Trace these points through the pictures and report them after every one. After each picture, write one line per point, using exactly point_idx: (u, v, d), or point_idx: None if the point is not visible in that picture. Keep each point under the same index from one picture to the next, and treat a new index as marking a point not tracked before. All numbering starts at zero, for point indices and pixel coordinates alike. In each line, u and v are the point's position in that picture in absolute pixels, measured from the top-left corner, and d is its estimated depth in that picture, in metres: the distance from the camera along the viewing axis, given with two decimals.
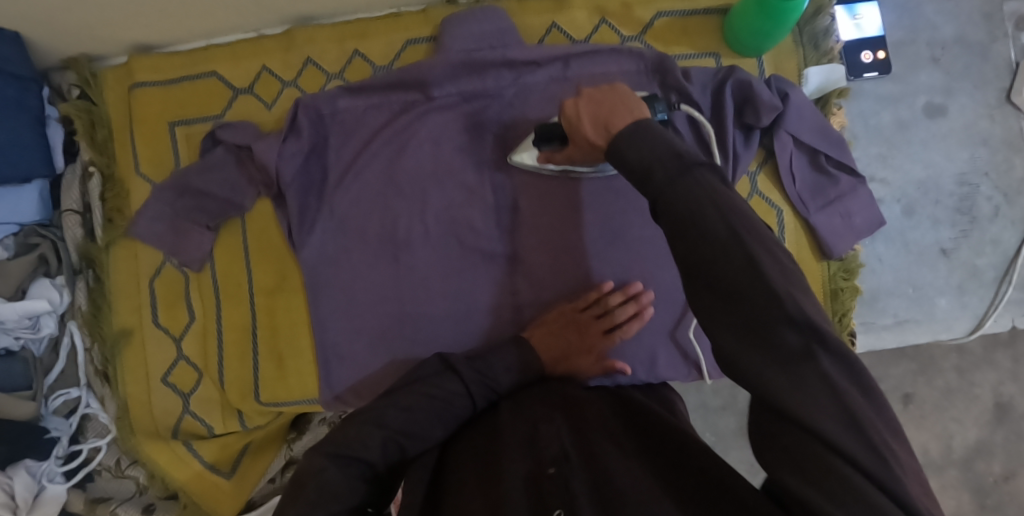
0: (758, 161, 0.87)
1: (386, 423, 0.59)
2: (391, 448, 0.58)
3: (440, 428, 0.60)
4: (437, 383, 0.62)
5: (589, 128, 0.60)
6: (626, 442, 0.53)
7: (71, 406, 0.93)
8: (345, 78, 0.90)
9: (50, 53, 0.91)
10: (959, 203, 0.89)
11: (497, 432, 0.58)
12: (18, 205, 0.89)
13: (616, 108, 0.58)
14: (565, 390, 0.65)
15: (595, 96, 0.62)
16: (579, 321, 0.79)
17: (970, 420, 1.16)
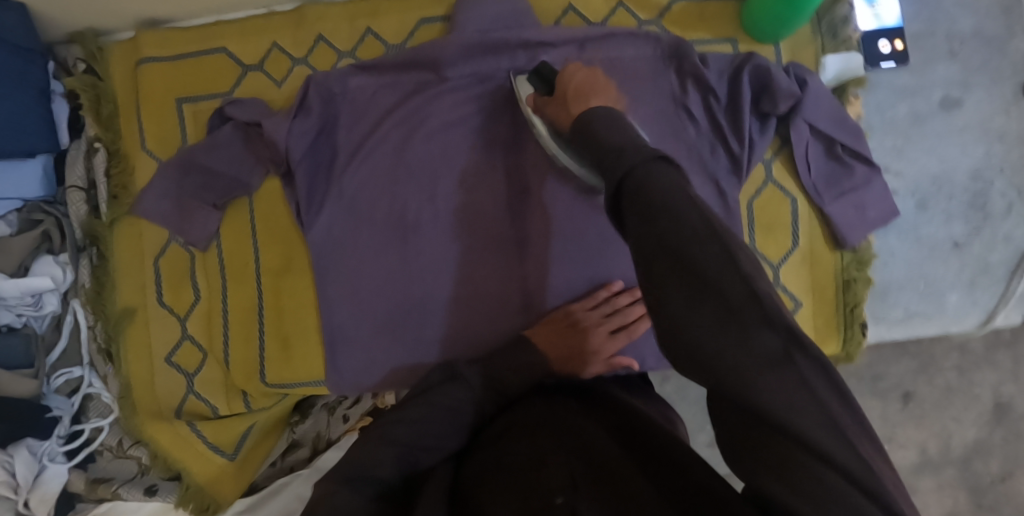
0: (773, 149, 0.87)
1: (395, 439, 0.58)
2: (402, 463, 0.56)
3: (451, 438, 0.61)
4: (441, 394, 0.63)
5: (572, 92, 0.74)
6: (623, 449, 0.51)
7: (73, 385, 0.92)
8: (357, 56, 0.88)
9: (56, 26, 0.89)
10: (972, 199, 0.89)
11: (496, 457, 0.55)
12: (21, 179, 0.88)
13: (598, 86, 0.74)
14: (565, 407, 0.62)
15: (592, 74, 0.77)
16: (588, 322, 0.79)
17: (969, 420, 1.19)
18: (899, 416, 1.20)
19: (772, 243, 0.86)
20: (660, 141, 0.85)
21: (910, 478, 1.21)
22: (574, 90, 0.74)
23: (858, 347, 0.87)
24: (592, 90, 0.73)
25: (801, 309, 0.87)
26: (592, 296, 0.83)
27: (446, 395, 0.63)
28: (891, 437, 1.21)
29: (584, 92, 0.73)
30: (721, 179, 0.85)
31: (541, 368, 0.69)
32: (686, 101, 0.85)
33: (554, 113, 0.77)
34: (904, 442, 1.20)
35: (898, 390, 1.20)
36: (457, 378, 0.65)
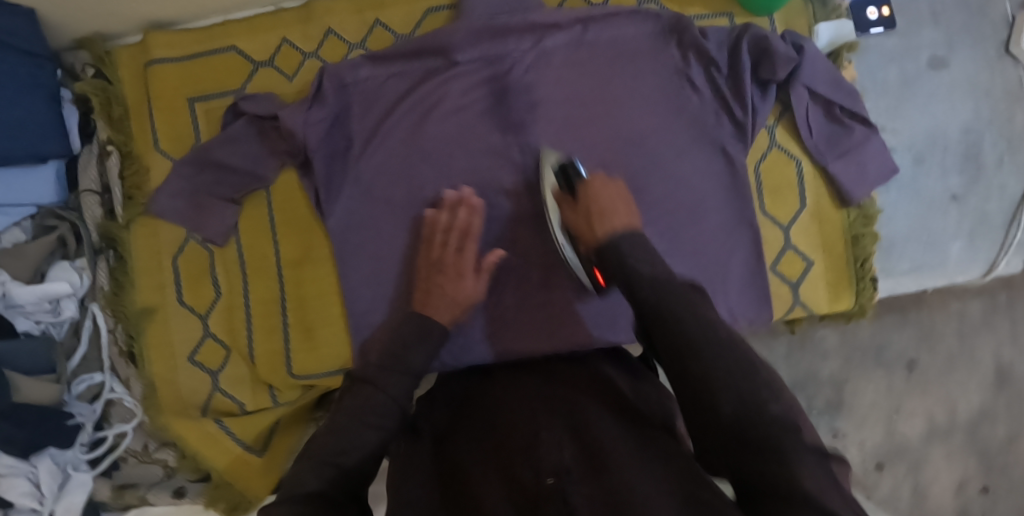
0: (775, 115, 0.90)
1: (320, 451, 0.59)
2: (327, 473, 0.57)
3: (370, 436, 0.61)
4: (361, 397, 0.63)
5: (601, 206, 0.72)
6: (572, 424, 0.59)
7: (94, 392, 0.91)
8: (367, 47, 0.90)
9: (63, 33, 0.90)
10: (965, 151, 0.92)
11: (486, 442, 0.61)
12: (35, 185, 0.88)
13: (619, 204, 0.73)
14: (529, 395, 0.68)
15: (616, 190, 0.75)
16: (440, 262, 0.82)
17: (973, 384, 1.26)
18: (903, 386, 1.27)
19: (780, 205, 0.89)
20: (665, 116, 0.88)
21: (920, 446, 1.26)
22: (596, 207, 0.72)
23: (870, 301, 0.91)
24: (612, 212, 0.71)
25: (814, 266, 0.90)
26: (428, 220, 0.84)
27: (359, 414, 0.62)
28: (899, 407, 1.26)
29: (604, 210, 0.72)
30: (724, 145, 0.88)
31: (427, 346, 0.72)
32: (688, 72, 0.88)
33: (568, 217, 0.77)
34: (911, 410, 1.26)
35: (902, 359, 1.27)
36: (377, 387, 0.64)
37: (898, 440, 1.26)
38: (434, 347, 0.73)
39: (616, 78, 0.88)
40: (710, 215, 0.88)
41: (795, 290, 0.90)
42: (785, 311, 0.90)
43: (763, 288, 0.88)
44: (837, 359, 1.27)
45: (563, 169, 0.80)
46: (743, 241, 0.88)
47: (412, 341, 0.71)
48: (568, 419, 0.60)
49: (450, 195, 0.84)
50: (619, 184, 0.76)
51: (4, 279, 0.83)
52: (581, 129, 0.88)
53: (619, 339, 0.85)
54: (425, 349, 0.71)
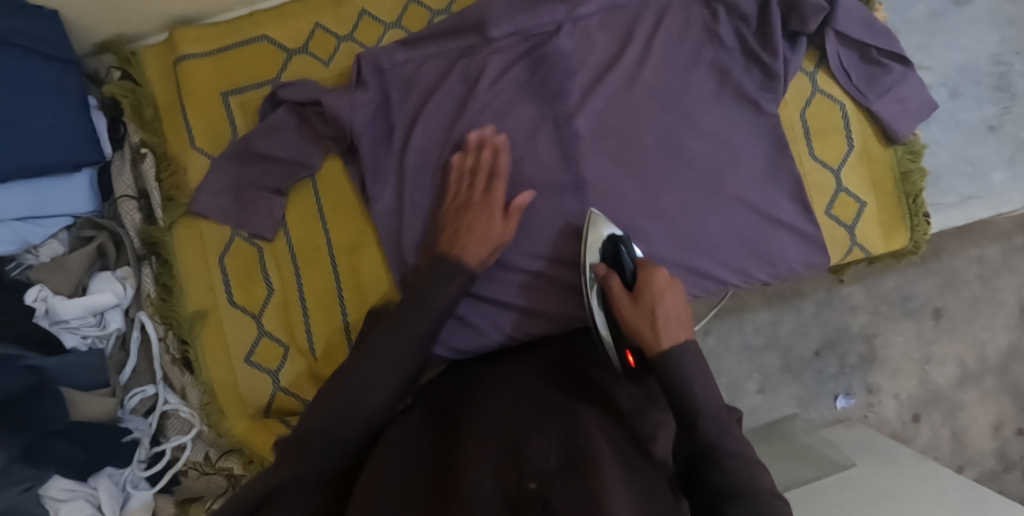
0: (812, 62, 0.90)
1: (340, 387, 0.64)
2: (348, 409, 0.62)
3: (390, 373, 0.65)
4: (385, 340, 0.66)
5: (662, 304, 0.72)
6: (559, 425, 0.60)
7: (148, 405, 0.88)
8: (404, 26, 0.89)
9: (85, 37, 0.87)
10: (997, 82, 0.94)
11: (478, 433, 0.60)
12: (70, 195, 0.84)
13: (680, 312, 0.72)
14: (528, 394, 0.68)
15: (677, 291, 0.74)
16: (470, 201, 0.80)
17: (1000, 326, 1.28)
18: (932, 333, 1.27)
19: (828, 148, 0.90)
20: (699, 73, 0.87)
21: (954, 393, 1.28)
22: (666, 313, 0.71)
23: (924, 235, 0.91)
24: (677, 322, 0.71)
25: (867, 206, 0.90)
26: (454, 166, 0.83)
27: (380, 360, 0.65)
28: (930, 356, 1.27)
29: (670, 316, 0.71)
30: (750, 97, 0.87)
31: (459, 284, 0.73)
32: (713, 28, 0.87)
33: (621, 305, 0.74)
34: (942, 358, 1.28)
35: (928, 307, 1.27)
36: (408, 337, 0.67)
37: (932, 389, 1.28)
38: (461, 294, 0.73)
39: (651, 39, 0.87)
40: (748, 165, 0.88)
41: (851, 232, 0.90)
42: (843, 254, 0.90)
43: (816, 235, 0.88)
44: (865, 313, 1.27)
45: (616, 252, 0.80)
46: (784, 192, 0.88)
47: (439, 281, 0.72)
48: (559, 421, 0.61)
49: (473, 137, 0.82)
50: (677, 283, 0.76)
51: (47, 295, 0.81)
52: (621, 90, 0.87)
53: None
54: (446, 291, 0.71)
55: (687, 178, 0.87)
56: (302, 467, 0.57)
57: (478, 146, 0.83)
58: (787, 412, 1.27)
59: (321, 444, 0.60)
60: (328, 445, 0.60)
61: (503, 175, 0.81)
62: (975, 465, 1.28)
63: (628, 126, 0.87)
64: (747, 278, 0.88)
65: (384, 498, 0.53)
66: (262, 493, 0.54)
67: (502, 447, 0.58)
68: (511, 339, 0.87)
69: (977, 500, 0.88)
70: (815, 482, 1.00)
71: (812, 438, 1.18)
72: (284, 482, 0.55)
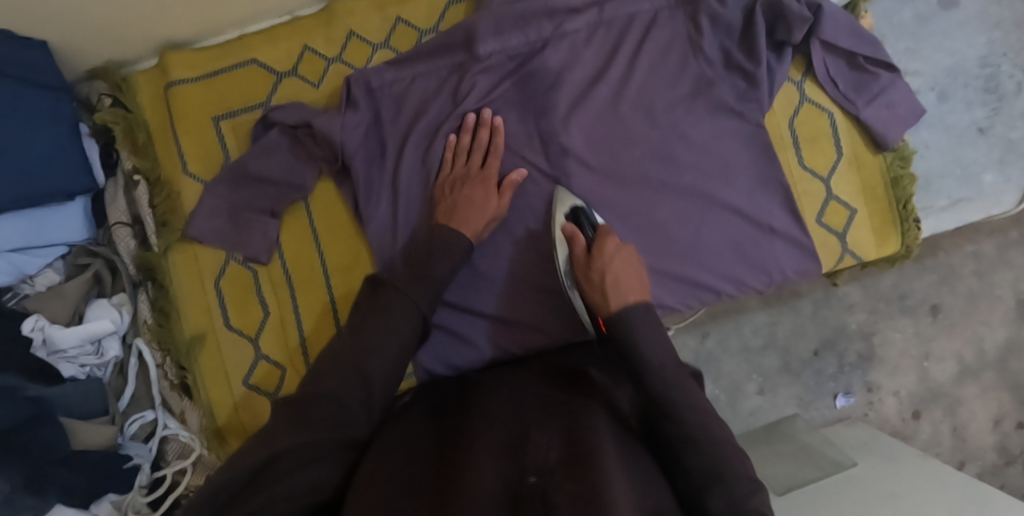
0: (799, 70, 0.90)
1: (340, 359, 0.64)
2: (347, 379, 0.63)
3: (391, 343, 0.66)
4: (382, 314, 0.67)
5: (611, 268, 0.73)
6: (557, 425, 0.59)
7: (149, 430, 0.88)
8: (392, 46, 0.90)
9: (75, 64, 0.87)
10: (985, 84, 0.95)
11: (475, 431, 0.61)
12: (65, 223, 0.84)
13: (632, 276, 0.72)
14: (528, 400, 0.67)
15: (627, 256, 0.74)
16: (465, 177, 0.83)
17: (998, 320, 1.28)
18: (930, 330, 1.28)
19: (819, 155, 0.90)
20: (683, 83, 0.88)
21: (953, 388, 1.28)
22: (614, 277, 0.72)
23: (915, 241, 0.91)
24: (626, 284, 0.71)
25: (858, 213, 0.90)
26: (451, 144, 0.85)
27: (383, 333, 0.66)
28: (928, 352, 1.28)
29: (618, 280, 0.72)
30: (737, 107, 0.88)
31: (460, 251, 0.76)
32: (699, 39, 0.87)
33: (579, 273, 0.76)
34: (940, 354, 1.28)
35: (925, 304, 1.27)
36: (412, 307, 0.68)
37: (930, 385, 1.28)
38: (458, 265, 0.76)
39: (637, 53, 0.88)
40: (738, 175, 0.88)
41: (843, 239, 0.90)
42: (834, 261, 0.90)
43: (808, 243, 0.89)
44: (863, 311, 1.27)
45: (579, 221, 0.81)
46: (776, 201, 0.88)
47: (440, 252, 0.75)
48: (559, 422, 0.60)
49: (470, 117, 0.85)
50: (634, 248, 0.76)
51: (43, 324, 0.80)
52: (609, 104, 0.88)
53: None
54: (445, 261, 0.74)
55: (679, 188, 0.87)
56: (305, 430, 0.57)
57: (477, 125, 0.86)
58: (788, 413, 1.27)
59: (322, 410, 0.60)
60: (329, 410, 0.60)
61: (499, 153, 0.85)
62: (976, 460, 1.29)
63: (619, 138, 0.87)
64: (741, 287, 0.89)
65: (378, 498, 0.52)
66: (268, 450, 0.55)
67: (506, 445, 0.57)
68: (508, 355, 0.87)
69: (977, 498, 0.88)
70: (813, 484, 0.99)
71: (812, 437, 1.18)
72: (291, 441, 0.56)
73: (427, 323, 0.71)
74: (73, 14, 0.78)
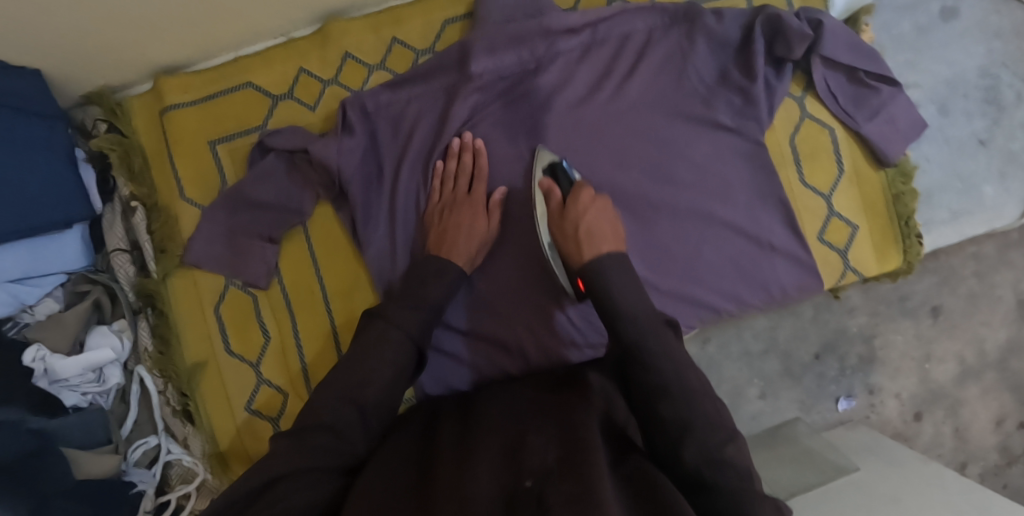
0: (800, 86, 0.90)
1: (335, 383, 0.66)
2: (343, 405, 0.64)
3: (381, 368, 0.67)
4: (376, 337, 0.69)
5: (588, 218, 0.77)
6: (552, 427, 0.61)
7: (151, 455, 0.89)
8: (388, 67, 0.89)
9: (70, 90, 0.87)
10: (984, 95, 0.94)
11: (472, 441, 0.63)
12: (63, 251, 0.83)
13: (606, 225, 0.78)
14: (522, 407, 0.69)
15: (602, 208, 0.80)
16: (454, 203, 0.83)
17: (998, 321, 1.28)
18: (931, 331, 1.28)
19: (819, 171, 0.90)
20: (679, 100, 0.87)
21: (955, 389, 1.28)
22: (588, 227, 0.77)
23: (916, 257, 0.92)
24: (599, 234, 0.76)
25: (858, 229, 0.90)
26: (438, 171, 0.85)
27: (377, 356, 0.68)
28: (929, 354, 1.27)
29: (592, 229, 0.77)
30: (735, 124, 0.87)
31: (452, 270, 0.79)
32: (696, 58, 0.87)
33: (553, 230, 0.81)
34: (942, 355, 1.28)
35: (926, 306, 1.27)
36: (407, 335, 0.70)
37: (932, 387, 1.28)
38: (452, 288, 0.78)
39: (633, 71, 0.87)
40: (737, 193, 0.87)
41: (844, 256, 0.90)
42: (836, 278, 0.90)
43: (808, 260, 0.88)
44: (863, 314, 1.27)
45: (555, 172, 0.83)
46: (775, 218, 0.88)
47: (435, 276, 0.77)
48: (551, 423, 0.62)
49: (453, 143, 0.85)
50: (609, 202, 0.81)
51: (44, 354, 0.80)
52: (606, 122, 0.87)
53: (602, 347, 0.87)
54: (439, 283, 0.77)
55: (679, 207, 0.87)
56: (303, 453, 0.59)
57: (461, 151, 0.85)
58: (789, 416, 1.26)
59: (319, 436, 0.61)
60: (325, 437, 0.61)
61: (484, 177, 0.85)
62: (978, 460, 1.29)
63: (618, 157, 0.87)
64: (741, 305, 0.88)
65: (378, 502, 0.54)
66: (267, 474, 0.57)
67: (504, 451, 0.59)
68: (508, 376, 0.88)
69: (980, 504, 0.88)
70: (814, 487, 0.99)
71: (814, 441, 1.17)
72: (289, 465, 0.58)
73: (423, 349, 0.72)
74: (71, 45, 0.78)
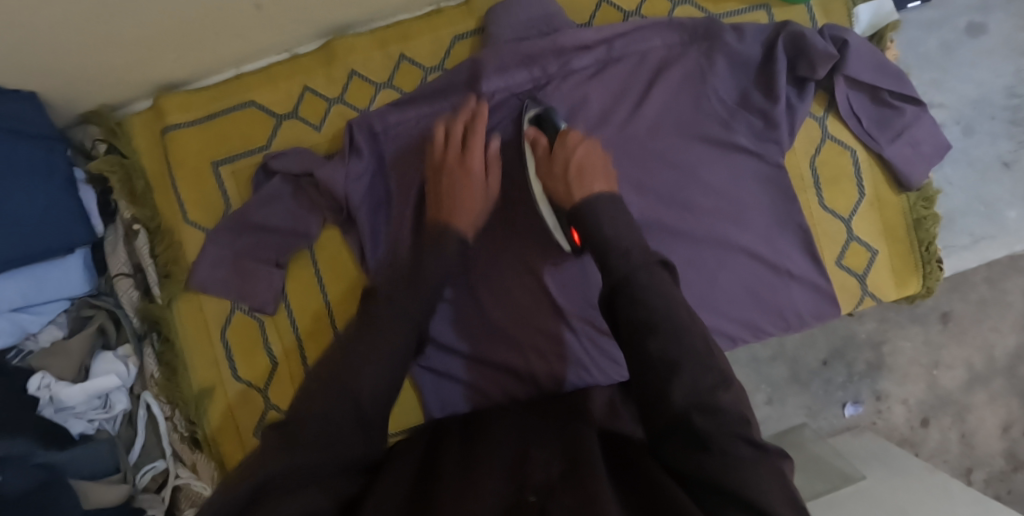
0: (822, 105, 0.88)
1: (332, 366, 0.57)
2: (343, 395, 0.55)
3: (381, 362, 0.59)
4: (375, 320, 0.63)
5: (577, 158, 0.77)
6: (553, 446, 0.61)
7: (160, 479, 0.87)
8: (396, 85, 0.86)
9: (69, 109, 0.84)
10: (1012, 115, 0.92)
11: (469, 460, 0.61)
12: (65, 277, 0.82)
13: (598, 161, 0.78)
14: (523, 429, 0.69)
15: (593, 147, 0.79)
16: (450, 165, 0.79)
17: (1008, 327, 1.19)
18: (940, 337, 1.19)
19: (840, 196, 0.88)
20: (695, 121, 0.84)
21: (962, 396, 1.20)
22: (580, 161, 0.77)
23: (937, 282, 0.90)
24: (592, 168, 0.77)
25: (878, 254, 0.89)
26: (440, 131, 0.81)
27: (376, 350, 0.60)
28: (938, 360, 1.19)
29: (583, 163, 0.77)
30: (755, 147, 0.85)
31: (451, 242, 0.75)
32: (715, 77, 0.84)
33: (545, 177, 0.80)
34: (950, 362, 1.19)
35: (935, 311, 1.19)
36: (406, 321, 0.65)
37: (940, 393, 1.19)
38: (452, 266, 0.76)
39: (649, 91, 0.84)
40: (754, 219, 0.85)
41: (863, 281, 0.88)
42: (854, 304, 0.89)
43: (827, 287, 0.87)
44: (873, 320, 1.19)
45: (540, 120, 0.82)
46: (793, 243, 0.86)
47: (432, 253, 0.74)
48: (549, 443, 0.62)
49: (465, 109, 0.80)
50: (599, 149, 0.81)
51: (50, 381, 0.79)
52: (621, 143, 0.85)
53: (619, 375, 0.85)
54: (438, 257, 0.73)
55: (696, 232, 0.84)
56: (299, 452, 0.49)
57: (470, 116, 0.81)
58: (796, 422, 1.19)
59: (314, 431, 0.52)
60: (322, 431, 0.52)
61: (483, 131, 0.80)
62: (983, 466, 1.20)
63: (633, 180, 0.84)
64: (757, 332, 0.87)
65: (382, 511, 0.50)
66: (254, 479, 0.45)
67: (504, 469, 0.58)
68: None
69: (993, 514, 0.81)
70: (822, 495, 0.92)
71: (821, 448, 1.10)
72: (285, 465, 0.47)
73: (419, 335, 0.68)
74: (76, 67, 0.76)
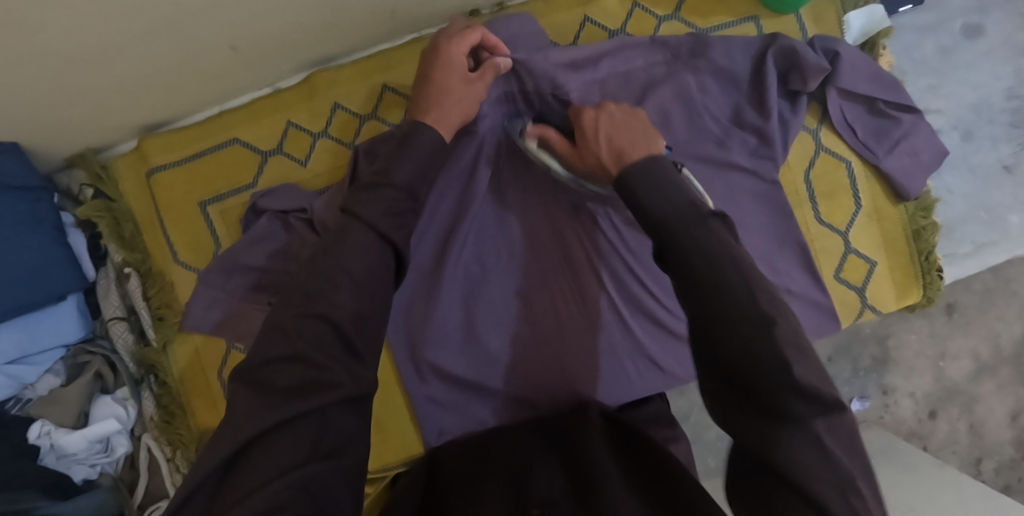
0: (816, 117, 0.86)
1: (290, 301, 0.56)
2: (312, 318, 0.54)
3: (360, 255, 0.58)
4: (345, 244, 0.59)
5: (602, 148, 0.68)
6: (560, 478, 0.64)
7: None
8: (381, 117, 0.86)
9: (52, 155, 0.83)
10: (1012, 118, 0.92)
11: (468, 494, 0.65)
12: (59, 326, 0.82)
13: (630, 134, 0.68)
14: (530, 451, 0.72)
15: (615, 118, 0.71)
16: (428, 57, 0.76)
17: (1015, 316, 1.11)
18: (945, 329, 1.11)
19: (837, 210, 0.86)
20: (688, 139, 0.82)
21: (969, 385, 1.12)
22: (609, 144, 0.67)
23: (936, 291, 0.89)
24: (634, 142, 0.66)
25: (878, 266, 0.87)
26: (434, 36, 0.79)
27: (345, 264, 0.57)
28: (944, 352, 1.11)
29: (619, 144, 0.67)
30: (751, 164, 0.83)
31: (432, 147, 0.69)
32: (706, 96, 0.82)
33: (577, 162, 0.75)
34: (957, 353, 1.11)
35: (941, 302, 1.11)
36: (378, 232, 0.61)
37: (947, 384, 1.11)
38: (428, 164, 0.68)
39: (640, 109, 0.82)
40: (755, 237, 0.83)
41: (863, 294, 0.87)
42: (854, 317, 0.87)
43: (827, 303, 0.85)
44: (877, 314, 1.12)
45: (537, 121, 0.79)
46: (793, 262, 0.84)
47: (407, 151, 0.67)
48: (553, 478, 0.65)
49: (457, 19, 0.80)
50: (611, 109, 0.72)
51: (49, 429, 0.79)
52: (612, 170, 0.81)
53: (634, 392, 0.82)
54: (411, 159, 0.67)
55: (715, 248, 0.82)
56: (282, 403, 0.50)
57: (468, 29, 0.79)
58: None
59: (294, 371, 0.52)
60: (301, 370, 0.52)
61: (474, 33, 0.75)
62: (993, 455, 1.12)
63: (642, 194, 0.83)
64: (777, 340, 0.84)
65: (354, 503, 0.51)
66: (235, 443, 0.49)
67: (500, 493, 0.63)
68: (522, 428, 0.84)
69: None
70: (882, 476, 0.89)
71: None
72: (260, 426, 0.49)
73: (403, 252, 0.63)
74: (61, 116, 0.75)
